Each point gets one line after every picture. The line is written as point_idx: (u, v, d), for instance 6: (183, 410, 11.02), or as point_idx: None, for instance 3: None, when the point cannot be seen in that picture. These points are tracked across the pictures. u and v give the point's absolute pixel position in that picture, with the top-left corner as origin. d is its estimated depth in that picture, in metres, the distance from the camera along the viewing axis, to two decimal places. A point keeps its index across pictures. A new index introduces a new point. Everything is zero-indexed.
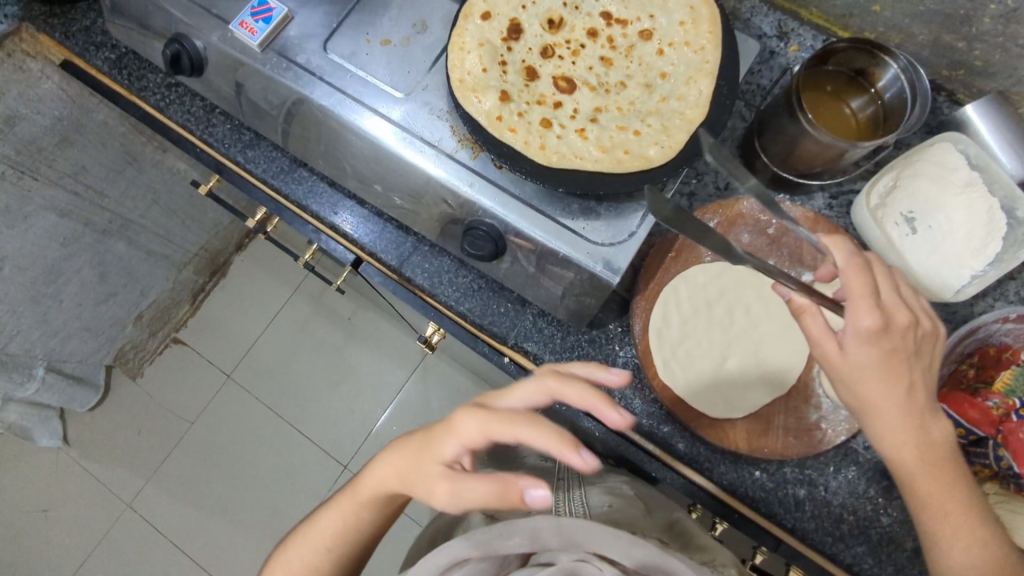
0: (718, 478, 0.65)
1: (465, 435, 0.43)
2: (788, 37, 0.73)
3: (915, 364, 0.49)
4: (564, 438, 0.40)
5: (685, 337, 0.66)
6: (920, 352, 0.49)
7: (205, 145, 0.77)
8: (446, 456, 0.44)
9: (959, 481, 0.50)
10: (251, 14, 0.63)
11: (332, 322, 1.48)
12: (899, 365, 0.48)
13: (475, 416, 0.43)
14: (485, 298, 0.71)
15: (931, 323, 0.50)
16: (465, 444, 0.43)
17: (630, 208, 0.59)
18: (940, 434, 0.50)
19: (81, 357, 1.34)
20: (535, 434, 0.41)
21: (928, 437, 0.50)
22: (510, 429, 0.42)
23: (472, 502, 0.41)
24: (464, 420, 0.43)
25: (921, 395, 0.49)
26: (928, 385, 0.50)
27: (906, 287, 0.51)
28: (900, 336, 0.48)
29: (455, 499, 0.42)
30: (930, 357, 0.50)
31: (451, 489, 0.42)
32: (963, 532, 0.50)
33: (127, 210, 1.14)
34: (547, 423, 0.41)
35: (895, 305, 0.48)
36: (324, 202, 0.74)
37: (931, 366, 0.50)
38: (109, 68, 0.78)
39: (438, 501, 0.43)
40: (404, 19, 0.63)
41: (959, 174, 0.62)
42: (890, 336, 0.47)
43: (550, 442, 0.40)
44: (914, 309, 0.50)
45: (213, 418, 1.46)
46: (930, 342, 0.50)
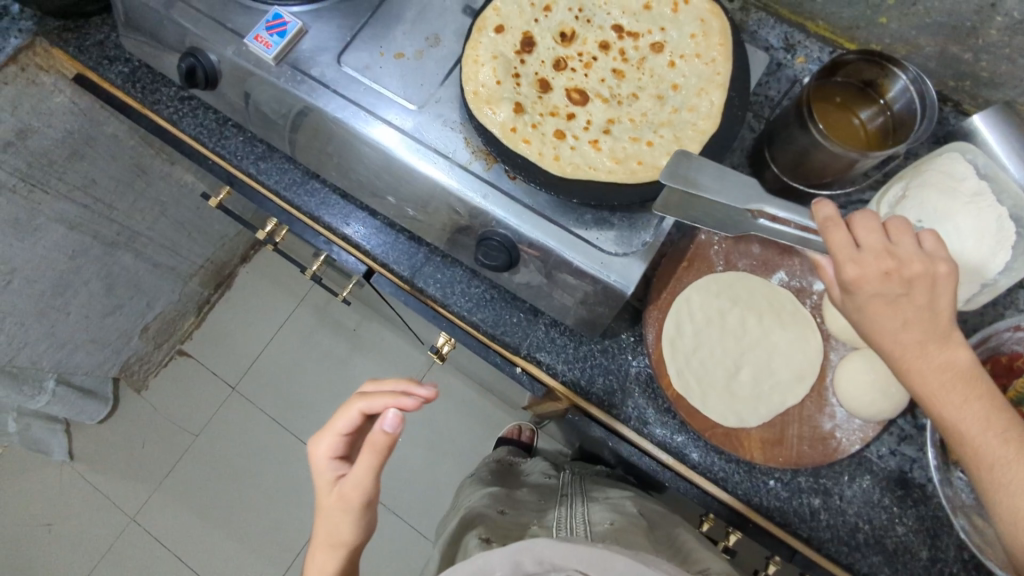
0: (733, 487, 0.65)
1: (330, 448, 0.51)
2: (794, 50, 0.74)
3: (906, 306, 0.46)
4: (387, 391, 0.50)
5: (698, 346, 0.66)
6: (914, 293, 0.46)
7: (217, 157, 0.77)
8: (330, 476, 0.50)
9: (989, 409, 0.45)
10: (266, 28, 0.63)
11: (337, 333, 1.49)
12: (887, 312, 0.46)
13: (324, 435, 0.51)
14: (497, 308, 0.71)
15: (925, 263, 0.46)
16: (333, 457, 0.51)
17: (644, 219, 0.59)
18: (949, 369, 0.46)
19: (88, 369, 1.33)
20: (367, 403, 0.49)
21: (934, 380, 0.46)
22: (349, 418, 0.50)
23: (367, 478, 0.48)
24: (318, 444, 0.51)
25: (917, 338, 0.46)
26: (928, 326, 0.46)
27: (903, 232, 0.48)
28: (881, 282, 0.46)
29: (358, 485, 0.48)
30: (930, 296, 0.46)
31: (347, 486, 0.48)
32: (1002, 467, 0.44)
33: (135, 223, 1.15)
34: (370, 393, 0.50)
35: (877, 252, 0.46)
36: (336, 213, 0.75)
37: (932, 306, 0.46)
38: (122, 82, 0.78)
39: (352, 502, 0.48)
40: (417, 33, 0.64)
41: (967, 183, 0.62)
42: (870, 283, 0.46)
43: (380, 399, 0.49)
44: (903, 251, 0.47)
45: (219, 431, 1.46)
46: (933, 276, 0.46)
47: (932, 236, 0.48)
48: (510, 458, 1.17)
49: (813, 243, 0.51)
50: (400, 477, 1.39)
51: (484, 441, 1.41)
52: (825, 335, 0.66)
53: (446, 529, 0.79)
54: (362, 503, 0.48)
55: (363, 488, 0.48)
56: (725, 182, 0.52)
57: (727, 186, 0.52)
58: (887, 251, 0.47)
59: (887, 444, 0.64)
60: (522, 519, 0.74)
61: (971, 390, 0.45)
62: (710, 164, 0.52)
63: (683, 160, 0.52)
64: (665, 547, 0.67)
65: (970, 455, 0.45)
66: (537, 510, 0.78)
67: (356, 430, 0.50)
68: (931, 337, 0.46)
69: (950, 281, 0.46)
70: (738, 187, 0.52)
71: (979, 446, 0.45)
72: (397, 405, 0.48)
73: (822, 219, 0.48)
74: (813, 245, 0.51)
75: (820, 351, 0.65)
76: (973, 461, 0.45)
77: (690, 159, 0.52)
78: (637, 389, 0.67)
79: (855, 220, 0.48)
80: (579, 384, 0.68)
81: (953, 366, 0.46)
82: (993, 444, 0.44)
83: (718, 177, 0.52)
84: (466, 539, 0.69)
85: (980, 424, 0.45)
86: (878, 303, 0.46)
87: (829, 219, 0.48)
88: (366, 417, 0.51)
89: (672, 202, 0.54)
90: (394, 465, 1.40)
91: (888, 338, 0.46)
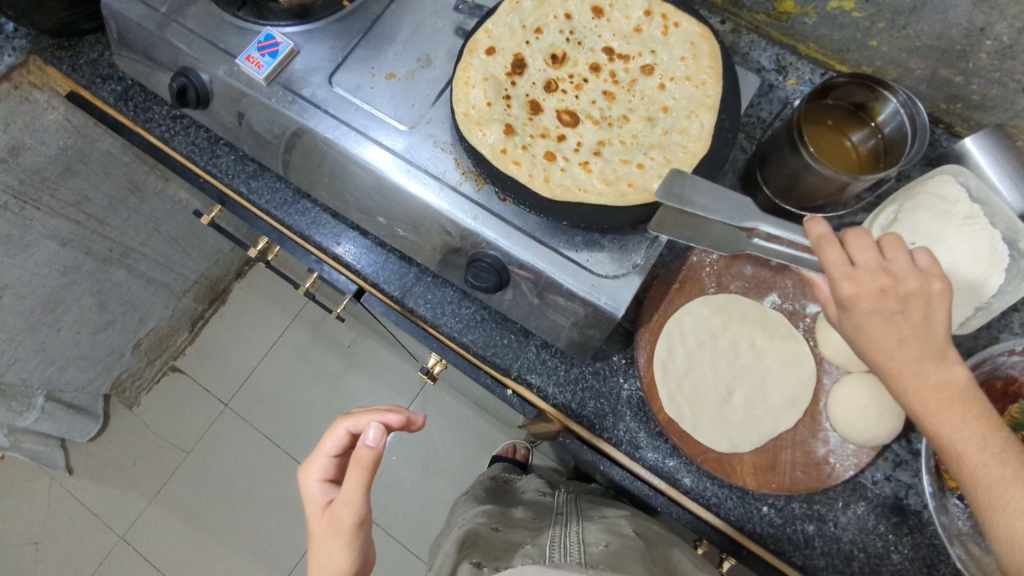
0: (726, 514, 0.63)
1: (319, 471, 0.51)
2: (787, 71, 0.74)
3: (903, 320, 0.45)
4: (372, 409, 0.51)
5: (690, 370, 0.65)
6: (909, 310, 0.45)
7: (210, 176, 0.77)
8: (319, 501, 0.50)
9: (987, 431, 0.44)
10: (257, 48, 0.63)
11: (331, 350, 1.48)
12: (883, 329, 0.46)
13: (314, 462, 0.52)
14: (488, 329, 0.70)
15: (920, 280, 0.46)
16: (322, 480, 0.51)
17: (634, 241, 0.59)
18: (947, 388, 0.45)
19: (79, 386, 1.32)
20: (353, 420, 0.51)
21: (932, 395, 0.45)
22: (337, 438, 0.51)
23: (356, 495, 0.47)
24: (307, 472, 0.52)
25: (914, 354, 0.45)
26: (924, 343, 0.45)
27: (900, 250, 0.48)
28: (877, 299, 0.46)
29: (350, 502, 0.47)
30: (926, 312, 0.46)
31: (338, 506, 0.47)
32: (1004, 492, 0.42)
33: (128, 239, 1.15)
34: (356, 412, 0.52)
35: (872, 269, 0.46)
36: (327, 232, 0.74)
37: (928, 324, 0.45)
38: (115, 100, 0.78)
39: (344, 524, 0.47)
40: (409, 54, 0.64)
41: (960, 206, 0.61)
42: (865, 299, 0.46)
43: (365, 415, 0.50)
44: (898, 268, 0.47)
45: (211, 447, 1.44)
46: (930, 296, 0.46)
47: (926, 253, 0.48)
48: (503, 476, 1.16)
49: (806, 261, 0.52)
50: (395, 495, 1.38)
51: (479, 459, 1.39)
52: (818, 359, 0.66)
53: (439, 550, 0.79)
54: (354, 525, 0.47)
55: (355, 507, 0.47)
56: (719, 201, 0.54)
57: (722, 204, 0.53)
58: (882, 269, 0.46)
59: (882, 470, 0.64)
60: (515, 538, 0.74)
61: (969, 407, 0.44)
62: (705, 183, 0.54)
63: (678, 179, 0.53)
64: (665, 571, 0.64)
65: (968, 477, 0.44)
66: (532, 528, 0.77)
67: (341, 449, 0.51)
68: (928, 352, 0.45)
69: (945, 298, 0.46)
70: (733, 207, 0.53)
71: (977, 465, 0.43)
72: (383, 420, 0.50)
73: (814, 240, 0.49)
74: (806, 263, 0.52)
75: (813, 376, 0.65)
76: (967, 477, 0.44)
77: (687, 178, 0.53)
78: (629, 412, 0.66)
79: (849, 238, 0.48)
80: (570, 407, 0.67)
81: (951, 384, 0.45)
82: (990, 464, 0.43)
83: (714, 196, 0.53)
84: (456, 562, 0.68)
85: (977, 443, 0.43)
86: (874, 320, 0.46)
87: (822, 237, 0.48)
88: (354, 438, 0.52)
89: (667, 220, 0.54)
90: (389, 484, 1.39)
91: (885, 356, 0.46)
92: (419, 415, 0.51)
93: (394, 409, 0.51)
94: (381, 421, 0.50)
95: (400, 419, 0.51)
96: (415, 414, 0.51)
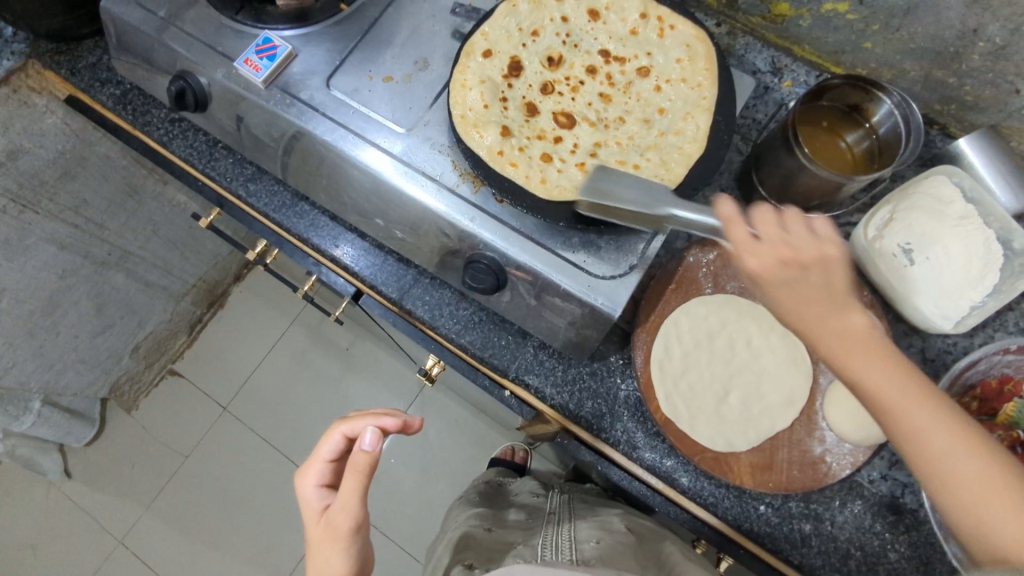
0: (723, 513, 0.64)
1: (317, 476, 0.52)
2: (782, 73, 0.75)
3: (806, 288, 0.44)
4: (369, 413, 0.51)
5: (686, 370, 0.66)
6: (813, 279, 0.44)
7: (208, 179, 0.77)
8: (316, 506, 0.50)
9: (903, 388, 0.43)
10: (255, 51, 0.64)
11: (329, 353, 1.48)
12: (794, 300, 0.44)
13: (311, 468, 0.52)
14: (485, 330, 0.70)
15: (818, 248, 0.44)
16: (320, 485, 0.51)
17: (631, 242, 0.59)
18: (860, 350, 0.43)
19: (78, 389, 1.32)
20: (349, 424, 0.51)
21: (845, 361, 0.44)
22: (333, 443, 0.51)
23: (352, 500, 0.47)
24: (305, 477, 0.52)
25: (821, 322, 0.44)
26: (831, 308, 0.44)
27: (796, 219, 0.45)
28: (780, 271, 0.44)
29: (347, 507, 0.47)
30: (829, 279, 0.44)
31: (334, 511, 0.47)
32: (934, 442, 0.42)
33: (127, 242, 1.15)
34: (353, 417, 0.52)
35: (773, 242, 0.44)
36: (325, 235, 0.75)
37: (832, 289, 0.44)
38: (113, 103, 0.78)
39: (340, 529, 0.47)
40: (406, 57, 0.65)
41: (954, 207, 0.63)
42: (768, 273, 0.44)
43: (362, 419, 0.51)
44: (797, 239, 0.45)
45: (209, 450, 1.44)
46: (826, 262, 0.44)
47: (824, 219, 0.46)
48: (499, 479, 1.16)
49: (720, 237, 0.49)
50: (393, 498, 1.38)
51: (477, 462, 1.39)
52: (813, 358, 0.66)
53: (435, 551, 0.79)
54: (351, 530, 0.47)
55: (352, 513, 0.47)
56: (641, 190, 0.54)
57: (640, 193, 0.53)
58: (782, 241, 0.44)
59: (879, 468, 0.64)
60: (509, 538, 0.74)
61: (885, 361, 0.43)
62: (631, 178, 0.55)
63: (600, 175, 0.56)
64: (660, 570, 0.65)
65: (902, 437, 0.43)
66: (524, 529, 0.78)
67: (337, 455, 0.51)
68: (832, 316, 0.44)
69: (843, 262, 0.44)
70: (652, 194, 0.53)
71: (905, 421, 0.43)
72: (379, 424, 0.50)
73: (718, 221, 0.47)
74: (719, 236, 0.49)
75: (809, 375, 0.65)
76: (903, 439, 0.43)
77: (610, 175, 0.56)
78: (627, 413, 0.67)
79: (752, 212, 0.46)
80: (568, 407, 0.67)
81: (860, 344, 0.44)
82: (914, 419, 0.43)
83: (633, 187, 0.54)
84: (450, 564, 0.68)
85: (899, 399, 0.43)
86: (782, 292, 0.44)
87: (728, 216, 0.46)
88: (350, 443, 0.52)
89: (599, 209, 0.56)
90: (387, 487, 1.39)
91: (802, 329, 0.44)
92: (415, 421, 0.51)
93: (391, 413, 0.51)
94: (378, 425, 0.50)
95: (397, 422, 0.51)
96: (412, 417, 0.51)
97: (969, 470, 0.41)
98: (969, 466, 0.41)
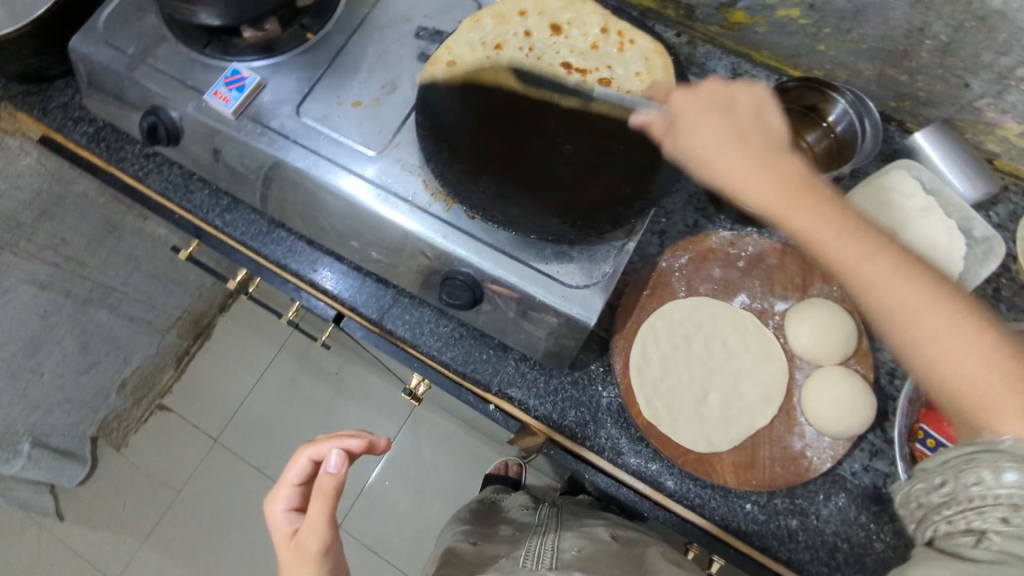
0: (710, 513, 0.64)
1: (285, 501, 0.51)
2: (743, 79, 0.77)
3: (730, 134, 0.51)
4: (334, 435, 0.52)
5: (666, 373, 0.66)
6: (746, 124, 0.51)
7: (184, 211, 0.78)
8: (285, 530, 0.50)
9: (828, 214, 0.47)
10: (224, 83, 0.65)
11: (318, 378, 1.48)
12: (724, 141, 0.50)
13: (279, 492, 0.52)
14: (466, 345, 0.71)
15: (755, 107, 0.52)
16: (288, 510, 0.51)
17: (603, 251, 0.60)
18: (789, 177, 0.48)
19: (65, 429, 1.30)
20: (315, 447, 0.51)
21: (773, 201, 0.48)
22: (300, 466, 0.51)
23: (320, 521, 0.48)
24: (273, 502, 0.52)
25: (746, 157, 0.49)
26: (762, 146, 0.50)
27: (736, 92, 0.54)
28: (713, 119, 0.52)
29: (314, 530, 0.47)
30: (759, 129, 0.51)
31: (303, 534, 0.48)
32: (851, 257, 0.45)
33: (108, 279, 1.15)
34: (318, 440, 0.52)
35: (709, 104, 0.53)
36: (303, 260, 0.75)
37: (762, 135, 0.51)
38: (87, 142, 0.79)
39: (309, 551, 0.47)
40: (373, 81, 0.66)
41: (916, 199, 0.65)
42: (699, 121, 0.52)
43: (328, 442, 0.51)
44: (738, 101, 0.53)
45: (202, 484, 1.43)
46: (756, 117, 0.52)
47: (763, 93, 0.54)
48: (493, 496, 1.16)
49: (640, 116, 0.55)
50: (389, 521, 1.37)
51: (471, 479, 1.39)
52: (789, 355, 0.67)
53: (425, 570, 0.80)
54: (320, 552, 0.47)
55: (320, 534, 0.48)
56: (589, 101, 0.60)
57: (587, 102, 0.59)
58: (720, 103, 0.53)
59: (860, 460, 0.65)
60: (492, 551, 0.75)
61: (813, 197, 0.47)
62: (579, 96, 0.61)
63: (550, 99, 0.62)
64: (637, 567, 0.64)
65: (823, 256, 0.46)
66: (511, 542, 0.78)
67: (304, 478, 0.51)
68: (758, 155, 0.49)
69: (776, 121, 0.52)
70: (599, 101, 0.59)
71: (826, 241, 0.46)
72: (344, 446, 0.51)
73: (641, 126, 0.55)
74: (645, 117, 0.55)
75: (785, 372, 0.66)
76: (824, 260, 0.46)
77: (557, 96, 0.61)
78: (610, 420, 0.67)
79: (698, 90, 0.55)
80: (551, 418, 0.68)
81: (790, 178, 0.48)
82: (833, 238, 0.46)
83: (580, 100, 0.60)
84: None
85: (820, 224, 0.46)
86: (715, 133, 0.51)
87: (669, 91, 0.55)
88: (318, 465, 0.53)
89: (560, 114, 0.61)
90: (382, 510, 1.38)
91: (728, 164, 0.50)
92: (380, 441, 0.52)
93: (356, 435, 0.52)
94: (343, 447, 0.51)
95: (362, 443, 0.52)
96: (378, 437, 0.53)
97: (890, 284, 0.44)
98: (891, 285, 0.44)
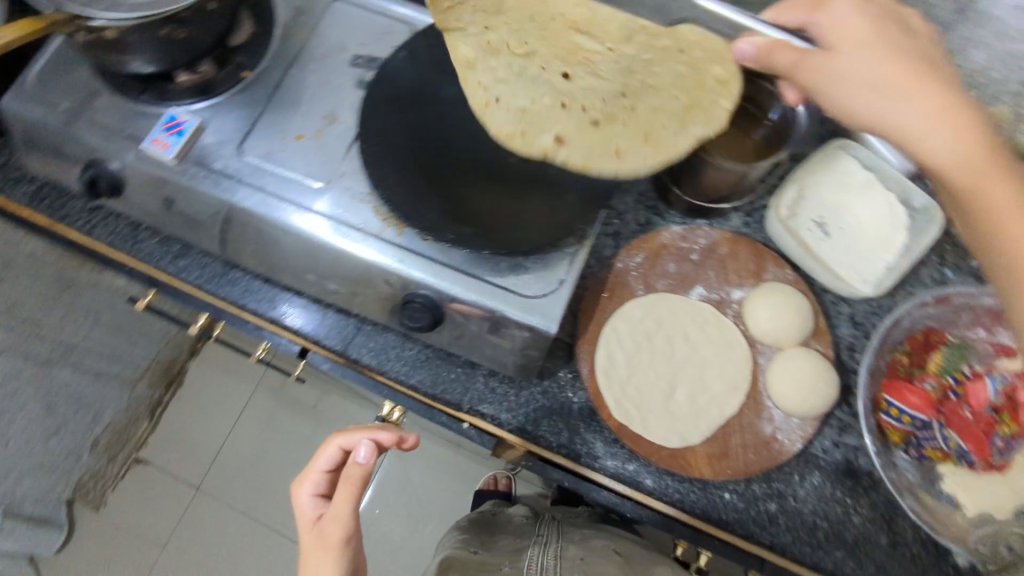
0: (691, 506, 0.64)
1: (312, 487, 0.57)
2: None
3: (882, 54, 0.53)
4: (362, 428, 0.57)
5: (632, 373, 0.67)
6: (904, 44, 0.53)
7: (136, 262, 0.76)
8: (311, 515, 0.55)
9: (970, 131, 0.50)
10: (162, 129, 0.64)
11: (298, 413, 1.46)
12: (875, 60, 0.53)
13: (307, 479, 0.57)
14: (433, 366, 0.71)
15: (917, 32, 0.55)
16: (315, 495, 0.56)
17: (557, 258, 0.61)
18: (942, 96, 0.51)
19: (37, 496, 1.25)
20: (345, 437, 0.56)
21: (913, 119, 0.51)
22: (329, 454, 0.56)
23: (344, 510, 0.52)
24: (302, 486, 0.57)
25: (903, 73, 0.52)
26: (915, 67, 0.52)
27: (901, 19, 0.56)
28: (871, 36, 0.53)
29: (337, 517, 0.51)
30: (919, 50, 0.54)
31: (328, 520, 0.52)
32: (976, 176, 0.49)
33: (69, 336, 1.12)
34: (348, 431, 0.57)
35: (870, 23, 0.54)
36: (261, 299, 0.74)
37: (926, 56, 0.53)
38: (27, 201, 0.77)
39: (331, 538, 0.51)
40: (315, 113, 0.66)
41: (857, 176, 0.68)
42: (860, 38, 0.53)
43: (356, 433, 0.56)
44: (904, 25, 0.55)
45: (189, 535, 1.40)
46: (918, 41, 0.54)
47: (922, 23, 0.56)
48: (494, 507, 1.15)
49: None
50: (385, 550, 1.34)
51: (463, 497, 1.39)
52: (751, 342, 0.69)
53: None
54: (342, 540, 0.51)
55: (342, 522, 0.52)
56: None
57: None
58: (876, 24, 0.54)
59: (830, 437, 0.67)
60: (491, 558, 0.76)
61: (959, 119, 0.50)
62: None
63: None
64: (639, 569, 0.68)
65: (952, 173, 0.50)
66: (512, 551, 0.80)
67: (331, 466, 0.56)
68: (914, 74, 0.52)
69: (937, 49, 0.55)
70: None
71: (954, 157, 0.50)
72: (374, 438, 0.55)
73: (755, 51, 0.56)
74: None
75: (749, 358, 0.68)
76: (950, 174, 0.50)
77: None
78: (583, 424, 0.67)
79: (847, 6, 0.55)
80: (525, 430, 0.67)
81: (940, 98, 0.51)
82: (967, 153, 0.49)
83: None
84: None
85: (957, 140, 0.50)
86: (873, 50, 0.53)
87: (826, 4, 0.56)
88: (345, 454, 0.57)
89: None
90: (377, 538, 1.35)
91: (875, 81, 0.52)
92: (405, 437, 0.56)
93: (385, 429, 0.56)
94: (373, 439, 0.55)
95: (391, 437, 0.56)
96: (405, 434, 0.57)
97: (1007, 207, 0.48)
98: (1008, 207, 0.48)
